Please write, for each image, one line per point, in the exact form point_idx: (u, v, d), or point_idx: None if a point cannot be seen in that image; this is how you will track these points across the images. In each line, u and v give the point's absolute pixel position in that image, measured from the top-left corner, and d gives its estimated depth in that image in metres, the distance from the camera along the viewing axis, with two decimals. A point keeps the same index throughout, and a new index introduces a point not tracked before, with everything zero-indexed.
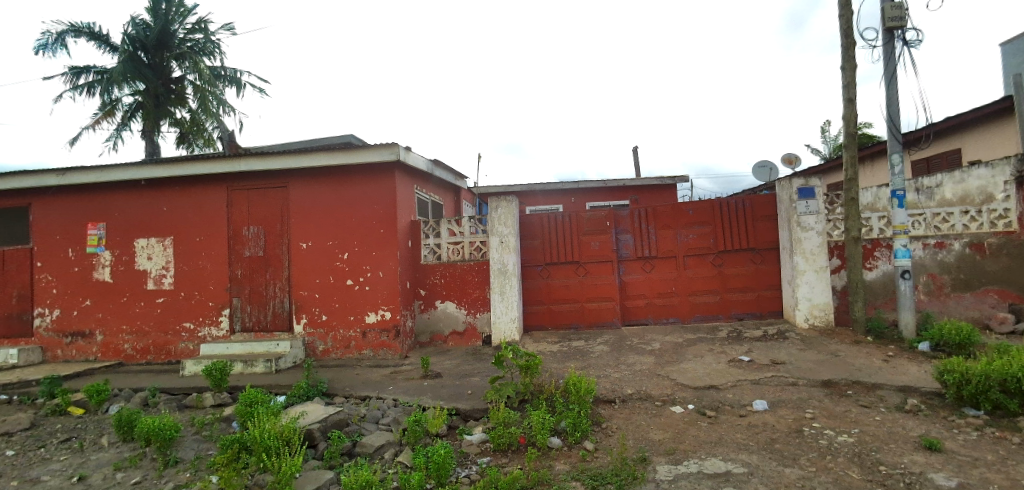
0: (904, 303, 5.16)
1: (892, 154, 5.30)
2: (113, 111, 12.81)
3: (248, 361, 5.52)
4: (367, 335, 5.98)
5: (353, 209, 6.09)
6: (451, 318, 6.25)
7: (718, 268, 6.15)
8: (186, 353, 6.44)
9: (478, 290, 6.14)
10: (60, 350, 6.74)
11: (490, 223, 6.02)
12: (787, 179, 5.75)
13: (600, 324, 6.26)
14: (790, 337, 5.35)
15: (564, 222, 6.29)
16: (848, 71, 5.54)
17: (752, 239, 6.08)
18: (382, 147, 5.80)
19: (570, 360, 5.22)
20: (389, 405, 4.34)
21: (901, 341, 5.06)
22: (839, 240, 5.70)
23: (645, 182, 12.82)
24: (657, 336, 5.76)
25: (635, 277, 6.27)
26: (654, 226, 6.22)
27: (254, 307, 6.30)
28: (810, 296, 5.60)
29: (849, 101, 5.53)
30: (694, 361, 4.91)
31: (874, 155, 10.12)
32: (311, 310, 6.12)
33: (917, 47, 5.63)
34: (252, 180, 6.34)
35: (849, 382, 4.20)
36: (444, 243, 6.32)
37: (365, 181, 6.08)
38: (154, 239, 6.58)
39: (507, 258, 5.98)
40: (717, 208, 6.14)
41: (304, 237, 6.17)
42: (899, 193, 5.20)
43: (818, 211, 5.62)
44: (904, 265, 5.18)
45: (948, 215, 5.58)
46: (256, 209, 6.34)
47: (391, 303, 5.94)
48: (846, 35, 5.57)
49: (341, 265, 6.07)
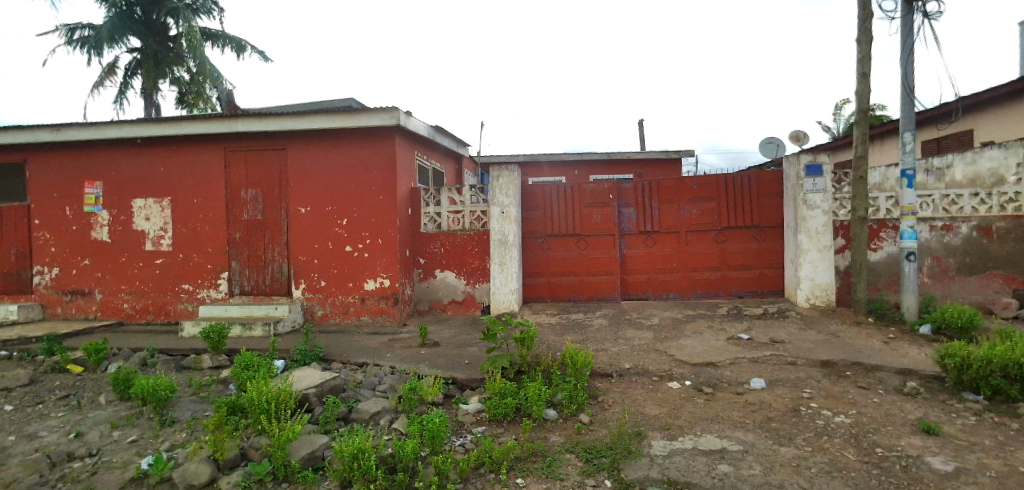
0: (907, 286, 5.08)
1: (905, 133, 5.10)
2: (113, 70, 12.49)
3: (246, 324, 5.54)
4: (366, 302, 5.96)
5: (351, 174, 5.95)
6: (449, 287, 6.22)
7: (720, 245, 6.06)
8: (186, 314, 6.44)
9: (478, 260, 6.08)
10: (60, 308, 6.75)
11: (491, 192, 5.89)
12: (795, 156, 5.59)
13: (600, 297, 6.22)
14: (791, 316, 5.32)
15: (566, 193, 6.18)
16: (865, 45, 5.28)
17: (757, 216, 5.96)
18: (382, 111, 5.63)
19: (568, 332, 5.20)
20: (386, 372, 4.34)
21: (902, 323, 5.01)
22: (845, 220, 5.58)
23: (649, 156, 12.59)
24: (657, 312, 5.72)
25: (636, 252, 6.18)
26: (658, 200, 6.10)
27: (252, 270, 6.26)
28: (812, 275, 5.52)
29: (863, 76, 5.29)
30: (694, 337, 4.88)
31: (884, 133, 9.86)
32: (309, 276, 6.08)
33: (937, 20, 5.33)
34: (247, 140, 6.18)
35: (848, 362, 4.16)
36: (444, 212, 6.21)
37: (363, 145, 5.92)
38: (151, 200, 6.48)
39: (508, 229, 5.88)
40: (723, 184, 6.00)
41: (302, 201, 6.07)
42: (910, 173, 5.03)
43: (825, 189, 5.47)
44: (909, 246, 5.07)
45: (957, 197, 5.42)
46: (252, 171, 6.21)
47: (391, 270, 5.88)
48: (864, 6, 5.28)
49: (340, 231, 5.99)
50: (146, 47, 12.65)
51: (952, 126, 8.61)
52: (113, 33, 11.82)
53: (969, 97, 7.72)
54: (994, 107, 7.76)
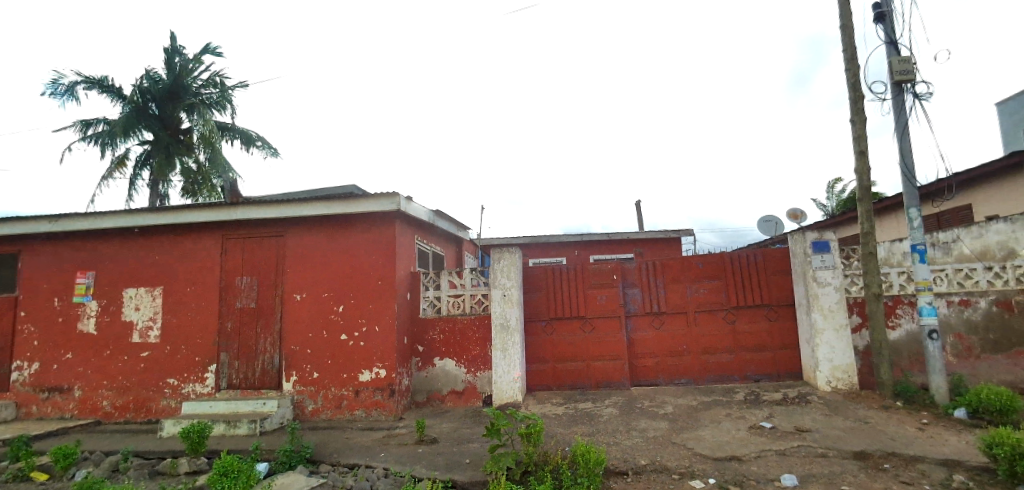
0: (933, 366, 4.84)
1: (910, 209, 5.20)
2: (124, 161, 13.09)
3: (231, 421, 5.19)
4: (360, 395, 5.63)
5: (351, 261, 5.93)
6: (449, 376, 5.92)
7: (730, 325, 5.88)
8: (167, 411, 6.06)
9: (479, 347, 5.85)
10: (35, 406, 6.38)
11: (492, 275, 5.83)
12: (801, 233, 5.59)
13: (608, 384, 5.90)
14: (813, 401, 5.01)
15: (569, 274, 6.12)
16: (859, 124, 5.56)
17: (764, 294, 5.86)
18: (383, 196, 5.73)
19: (577, 424, 4.84)
20: (380, 475, 3.95)
21: (933, 407, 4.68)
22: (858, 297, 5.48)
23: (649, 236, 12.76)
24: (669, 399, 5.39)
25: (644, 334, 5.98)
26: (662, 279, 6.03)
27: (242, 362, 5.99)
28: (830, 356, 5.29)
29: (860, 153, 5.51)
30: (712, 427, 4.54)
31: (885, 210, 10.11)
32: (302, 367, 5.81)
33: (928, 100, 5.65)
34: (251, 228, 6.24)
35: (885, 453, 3.80)
36: (444, 296, 6.10)
37: (366, 231, 5.97)
38: (143, 290, 6.39)
39: (510, 312, 5.73)
40: (727, 262, 5.97)
41: (300, 289, 5.98)
42: (920, 247, 5.04)
43: (835, 266, 5.43)
44: (931, 323, 4.91)
45: (971, 271, 5.38)
46: (253, 259, 6.20)
47: (387, 360, 5.63)
48: (854, 89, 5.64)
49: (337, 318, 5.83)
50: (158, 140, 13.38)
51: (951, 202, 8.82)
52: (126, 127, 12.54)
53: (959, 175, 7.98)
54: (989, 182, 7.96)
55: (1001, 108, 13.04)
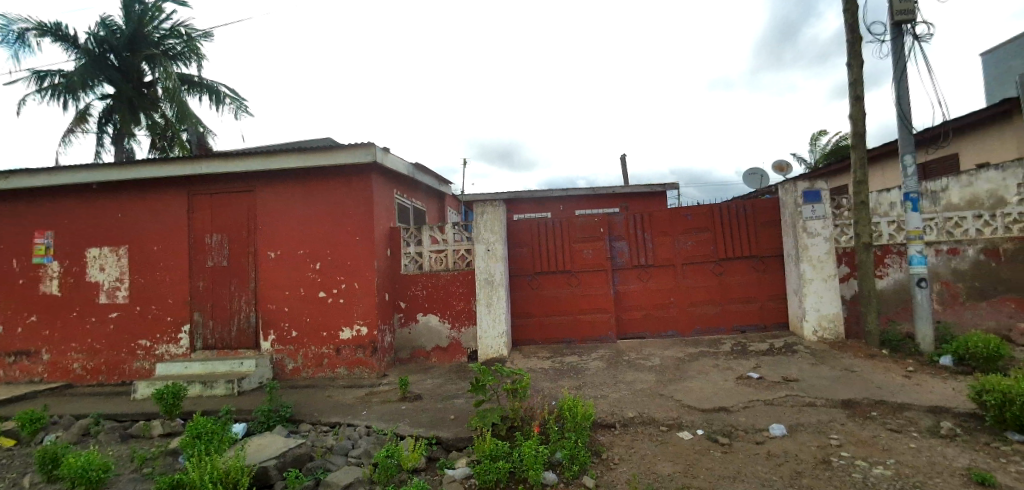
0: (920, 314, 4.82)
1: (904, 156, 4.97)
2: (85, 116, 12.14)
3: (208, 382, 5.01)
4: (341, 353, 5.46)
5: (326, 216, 5.59)
6: (434, 332, 5.77)
7: (719, 277, 5.78)
8: (142, 374, 5.85)
9: (463, 303, 5.68)
10: (1, 371, 6.10)
11: (475, 230, 5.57)
12: (792, 183, 5.40)
13: (594, 338, 5.83)
14: (799, 351, 4.99)
15: (554, 228, 5.90)
16: (855, 68, 5.19)
17: (753, 245, 5.73)
18: (359, 147, 5.32)
19: (563, 378, 4.76)
20: (362, 433, 3.83)
21: (919, 355, 4.69)
22: (847, 247, 5.36)
23: (634, 190, 12.54)
24: (656, 351, 5.35)
25: (631, 287, 5.86)
26: (650, 232, 5.85)
27: (216, 323, 5.75)
28: (818, 306, 5.24)
29: (856, 99, 5.18)
30: (699, 379, 4.50)
31: (878, 158, 9.92)
32: (280, 325, 5.59)
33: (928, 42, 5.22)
34: (215, 182, 5.80)
35: (872, 402, 3.78)
36: (426, 251, 5.85)
37: (339, 183, 5.59)
38: (106, 249, 6.00)
39: (494, 267, 5.53)
40: (716, 214, 5.80)
41: (272, 245, 5.66)
42: (913, 196, 4.87)
43: (824, 216, 5.28)
44: (920, 272, 4.83)
45: (960, 219, 5.26)
46: (219, 215, 5.80)
47: (368, 316, 5.43)
48: (852, 30, 5.21)
49: (313, 276, 5.57)
50: (120, 92, 12.16)
51: (940, 151, 8.65)
52: (82, 81, 11.38)
53: (955, 121, 7.69)
54: (982, 129, 7.71)
55: (985, 58, 12.81)
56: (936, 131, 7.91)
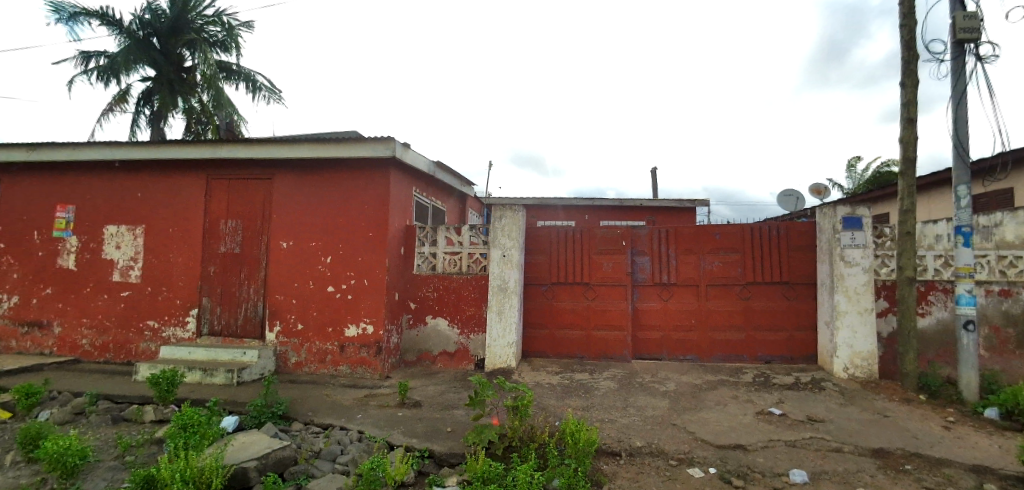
0: (965, 360, 4.40)
1: (958, 186, 4.57)
2: (125, 97, 12.46)
3: (208, 370, 4.98)
4: (345, 350, 5.32)
5: (340, 209, 5.47)
6: (441, 336, 5.59)
7: (744, 302, 5.45)
8: (147, 355, 5.85)
9: (473, 308, 5.49)
10: (15, 341, 6.20)
11: (492, 234, 5.38)
12: (831, 207, 5.05)
13: (608, 355, 5.56)
14: (828, 389, 4.63)
15: (574, 237, 5.67)
16: (910, 88, 4.81)
17: (785, 270, 5.38)
18: (378, 141, 5.18)
19: (570, 397, 4.51)
20: (352, 439, 3.67)
21: (961, 404, 4.27)
22: (887, 279, 4.98)
23: (662, 204, 12.19)
24: (672, 375, 5.04)
25: (649, 305, 5.58)
26: (674, 249, 5.56)
27: (224, 309, 5.70)
28: (851, 341, 4.86)
29: (908, 121, 4.80)
30: (716, 410, 4.19)
31: (928, 186, 9.37)
32: (286, 317, 5.49)
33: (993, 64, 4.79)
34: (234, 168, 5.77)
35: (907, 453, 3.41)
36: (440, 252, 5.68)
37: (356, 177, 5.47)
38: (124, 228, 6.05)
39: (508, 274, 5.31)
40: (746, 234, 5.48)
41: (285, 235, 5.57)
42: (965, 229, 4.46)
43: (865, 244, 4.91)
44: (968, 313, 4.42)
45: (1016, 259, 4.76)
46: (236, 201, 5.76)
47: (375, 315, 5.27)
48: (908, 47, 4.83)
49: (323, 269, 5.45)
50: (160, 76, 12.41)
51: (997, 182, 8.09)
52: (125, 61, 11.56)
53: (1014, 152, 7.20)
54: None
55: None
56: (995, 161, 7.37)
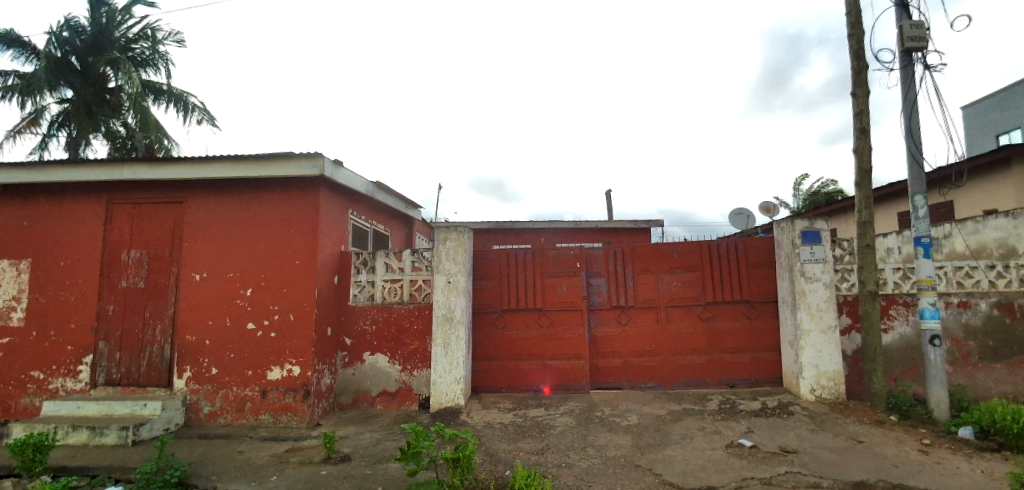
0: (933, 376, 4.22)
1: (915, 196, 4.49)
2: (38, 120, 11.35)
3: (98, 428, 4.18)
4: (267, 396, 4.64)
5: (263, 235, 4.86)
6: (381, 374, 4.99)
7: (705, 323, 5.17)
8: (29, 412, 4.93)
9: (417, 342, 4.95)
10: None
11: (435, 258, 4.90)
12: (789, 221, 4.88)
13: (565, 387, 5.11)
14: (796, 413, 4.34)
15: (526, 261, 5.28)
16: (861, 98, 4.78)
17: (745, 289, 5.15)
18: (306, 159, 4.65)
19: (523, 438, 4.02)
20: None
21: (933, 424, 4.06)
22: (849, 294, 4.83)
23: (618, 225, 12.08)
24: (634, 406, 4.64)
25: (608, 330, 5.20)
26: (631, 269, 5.25)
27: (125, 354, 4.91)
28: (816, 361, 4.63)
29: (861, 131, 4.75)
30: (683, 446, 3.80)
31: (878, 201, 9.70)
32: (198, 361, 4.76)
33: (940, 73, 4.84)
34: (140, 190, 5.08)
35: (889, 486, 3.09)
36: (379, 280, 5.13)
37: (282, 199, 4.89)
38: (6, 262, 5.18)
39: (455, 302, 4.81)
40: (704, 251, 5.24)
41: (198, 266, 4.89)
42: (925, 241, 4.35)
43: (825, 259, 4.74)
44: (933, 328, 4.26)
45: (972, 269, 4.74)
46: (142, 228, 5.05)
47: (302, 354, 4.63)
48: (857, 57, 4.83)
49: (242, 304, 4.79)
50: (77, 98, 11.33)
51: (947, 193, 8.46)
52: (40, 82, 10.44)
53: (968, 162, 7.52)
54: (982, 177, 7.72)
55: None
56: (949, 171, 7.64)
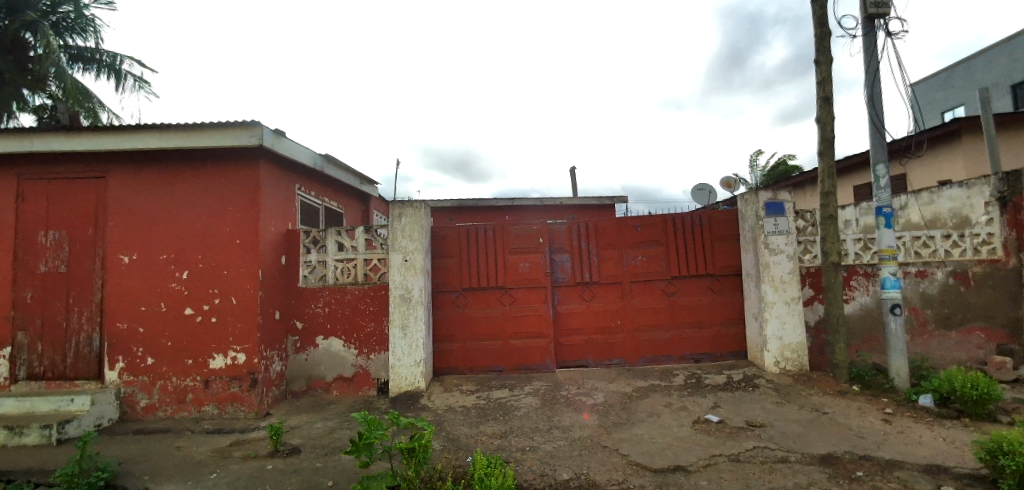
0: (893, 346, 4.25)
1: (877, 165, 4.43)
2: None
3: (16, 428, 3.75)
4: (211, 386, 4.30)
5: (198, 212, 4.43)
6: (335, 359, 4.71)
7: (671, 298, 5.08)
8: None
9: (373, 324, 4.67)
10: None
11: (391, 236, 4.60)
12: (753, 193, 4.79)
13: (529, 366, 4.96)
14: (761, 386, 4.32)
15: (486, 237, 5.03)
16: (825, 66, 4.66)
17: (710, 263, 5.07)
18: (239, 127, 4.22)
19: (486, 422, 3.84)
20: None
21: (893, 393, 4.10)
22: (812, 267, 4.81)
23: (584, 201, 11.96)
24: (599, 384, 4.53)
25: (572, 307, 5.05)
26: (595, 244, 5.09)
27: (46, 346, 4.44)
28: (780, 334, 4.60)
29: (824, 100, 4.64)
30: (649, 423, 3.70)
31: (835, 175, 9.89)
32: (131, 351, 4.35)
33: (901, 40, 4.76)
34: (54, 164, 4.53)
35: (855, 458, 3.06)
36: (330, 260, 4.80)
37: (217, 173, 4.45)
38: None
39: (412, 282, 4.54)
40: (669, 225, 5.12)
41: (126, 248, 4.43)
42: (887, 210, 4.31)
43: (788, 231, 4.68)
44: (894, 298, 4.26)
45: (929, 239, 4.79)
46: (59, 207, 4.52)
47: (247, 341, 4.29)
48: (821, 24, 4.69)
49: (177, 288, 4.38)
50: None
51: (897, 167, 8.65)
52: None
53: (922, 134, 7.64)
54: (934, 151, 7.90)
55: None
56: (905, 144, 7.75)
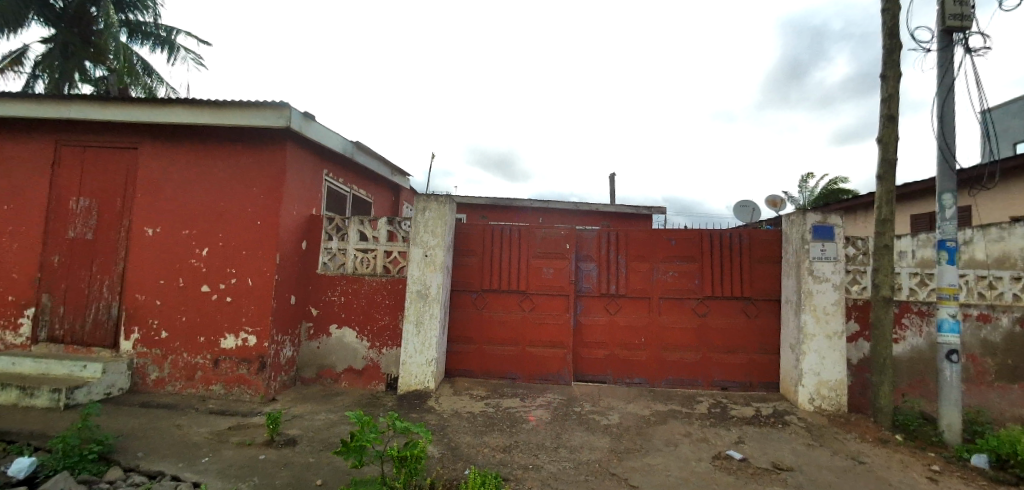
0: (946, 395, 3.83)
1: (944, 194, 4.01)
2: (20, 59, 10.77)
3: (29, 389, 3.81)
4: (220, 365, 4.27)
5: (223, 190, 4.42)
6: (346, 350, 4.62)
7: (700, 318, 4.77)
8: None
9: (387, 318, 4.56)
10: None
11: (413, 229, 4.47)
12: (801, 214, 4.42)
13: (544, 376, 4.74)
14: (791, 424, 3.97)
15: (511, 239, 4.85)
16: (891, 81, 4.26)
17: (746, 285, 4.73)
18: (268, 108, 4.17)
19: (491, 432, 3.65)
20: None
21: (942, 447, 3.69)
22: (859, 299, 4.41)
23: (619, 209, 11.61)
24: (616, 403, 4.28)
25: (594, 319, 4.81)
26: (624, 255, 4.83)
27: (68, 310, 4.53)
28: (817, 369, 4.23)
29: (888, 119, 4.24)
30: (665, 453, 3.43)
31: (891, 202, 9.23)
32: (146, 322, 4.38)
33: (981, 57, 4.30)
34: (92, 133, 4.61)
35: None
36: (350, 249, 4.72)
37: (244, 153, 4.43)
38: None
39: (430, 278, 4.39)
40: (704, 241, 4.80)
41: (150, 220, 4.46)
42: (950, 245, 3.90)
43: (836, 258, 4.30)
44: (952, 343, 3.84)
45: (996, 280, 4.32)
46: (92, 174, 4.60)
47: (258, 324, 4.24)
48: (891, 35, 4.28)
49: (196, 264, 4.38)
50: (58, 37, 10.65)
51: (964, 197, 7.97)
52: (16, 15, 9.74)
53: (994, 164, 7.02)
54: (1007, 182, 7.25)
55: None
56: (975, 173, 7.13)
